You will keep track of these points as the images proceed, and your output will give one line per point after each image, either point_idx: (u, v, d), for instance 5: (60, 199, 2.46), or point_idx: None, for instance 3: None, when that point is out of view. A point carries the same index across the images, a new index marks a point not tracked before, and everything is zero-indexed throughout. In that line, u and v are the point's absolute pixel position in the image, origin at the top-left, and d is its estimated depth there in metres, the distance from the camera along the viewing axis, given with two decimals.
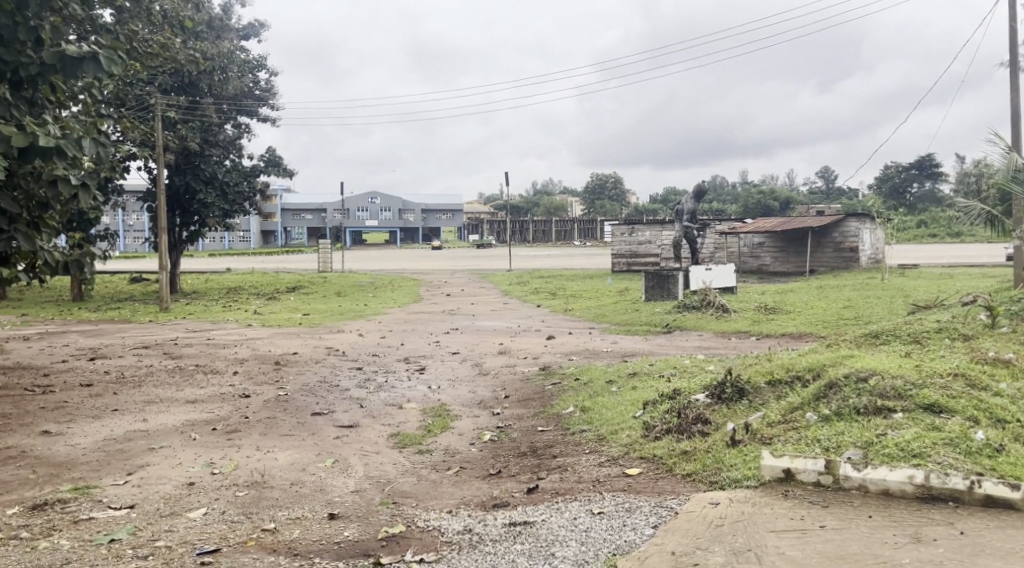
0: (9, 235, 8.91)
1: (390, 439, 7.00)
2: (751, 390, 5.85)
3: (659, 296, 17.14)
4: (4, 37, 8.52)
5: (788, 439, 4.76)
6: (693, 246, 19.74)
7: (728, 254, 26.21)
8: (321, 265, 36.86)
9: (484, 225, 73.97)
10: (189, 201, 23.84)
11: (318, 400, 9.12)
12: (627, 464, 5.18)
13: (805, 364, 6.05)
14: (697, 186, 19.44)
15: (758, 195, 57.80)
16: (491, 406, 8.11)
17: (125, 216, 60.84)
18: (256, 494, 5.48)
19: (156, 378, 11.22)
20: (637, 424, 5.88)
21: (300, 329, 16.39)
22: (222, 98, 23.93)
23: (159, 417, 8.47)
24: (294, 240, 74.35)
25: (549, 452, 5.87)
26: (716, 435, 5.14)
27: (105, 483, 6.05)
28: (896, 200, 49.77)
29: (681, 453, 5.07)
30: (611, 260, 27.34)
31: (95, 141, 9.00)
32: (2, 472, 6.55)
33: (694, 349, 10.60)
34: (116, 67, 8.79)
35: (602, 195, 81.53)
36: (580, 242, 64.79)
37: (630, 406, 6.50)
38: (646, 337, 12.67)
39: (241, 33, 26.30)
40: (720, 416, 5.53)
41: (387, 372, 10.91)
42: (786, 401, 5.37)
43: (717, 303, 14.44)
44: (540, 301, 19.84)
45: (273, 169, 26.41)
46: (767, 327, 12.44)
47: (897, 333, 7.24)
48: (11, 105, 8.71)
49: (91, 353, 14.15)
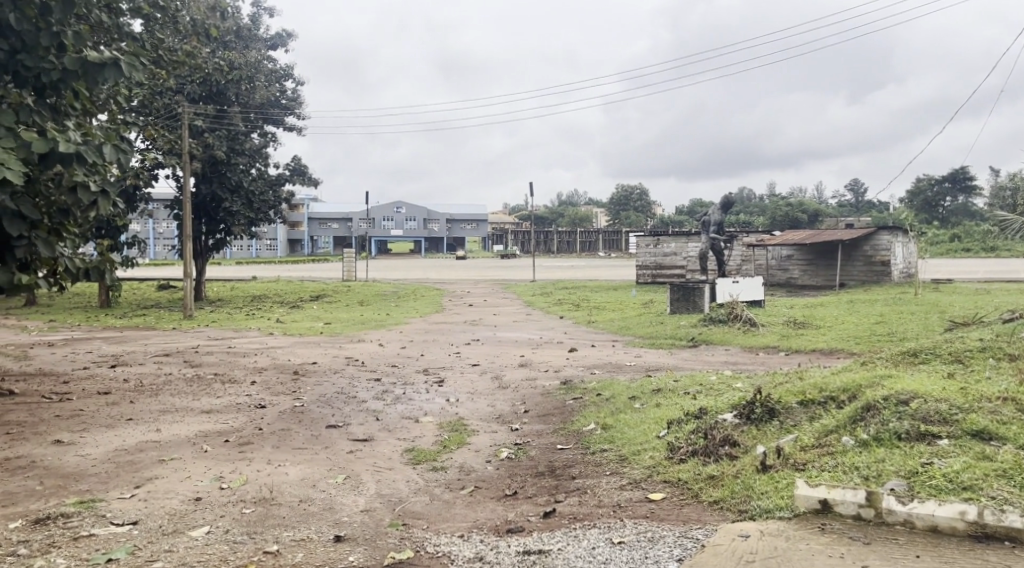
0: (29, 241, 8.82)
1: (404, 455, 6.77)
2: (782, 411, 5.56)
3: (684, 308, 16.81)
4: (28, 43, 8.49)
5: (823, 465, 4.46)
6: (720, 258, 19.38)
7: (755, 266, 25.80)
8: (346, 274, 36.86)
9: (509, 235, 73.80)
10: (215, 209, 23.90)
11: (334, 411, 8.93)
12: (650, 488, 4.90)
13: (839, 384, 5.73)
14: (724, 197, 19.10)
15: (786, 208, 57.11)
16: (510, 422, 7.85)
17: (155, 224, 61.51)
18: (262, 511, 5.28)
19: (175, 387, 11.11)
20: (660, 445, 5.60)
21: (321, 338, 16.25)
22: (249, 107, 23.98)
23: (173, 427, 8.33)
24: (320, 248, 74.71)
25: (568, 472, 5.61)
26: (744, 459, 4.85)
27: (111, 496, 5.89)
28: (928, 213, 48.94)
29: (707, 479, 4.79)
30: (636, 272, 27.05)
31: (116, 147, 8.91)
32: (10, 483, 6.41)
33: (721, 364, 10.29)
34: (138, 73, 8.70)
35: (627, 205, 81.17)
36: (606, 253, 64.44)
37: (654, 425, 6.21)
38: (671, 351, 12.35)
39: (269, 43, 26.41)
40: (749, 438, 5.24)
41: (405, 383, 10.70)
42: (820, 424, 5.07)
43: (745, 316, 14.09)
44: (563, 313, 19.57)
45: (298, 178, 26.44)
46: (797, 341, 12.07)
47: (938, 352, 6.87)
48: (34, 111, 8.65)
49: (112, 360, 14.10)
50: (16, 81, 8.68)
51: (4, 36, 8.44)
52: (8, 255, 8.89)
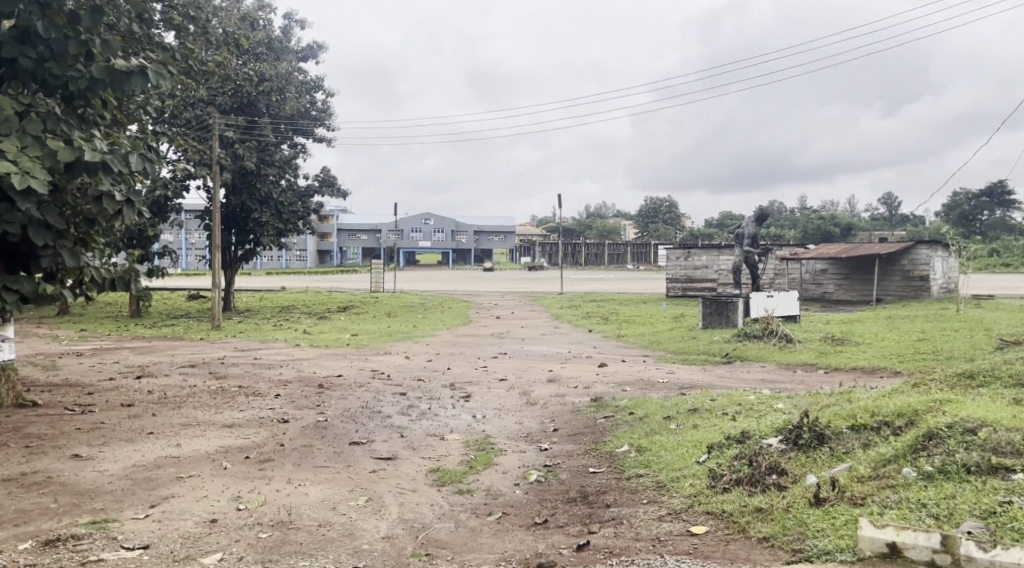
0: (54, 251, 8.68)
1: (429, 475, 6.48)
2: (833, 436, 5.18)
3: (717, 322, 16.37)
4: (56, 52, 8.38)
5: (885, 501, 4.12)
6: (754, 272, 18.89)
7: (789, 280, 25.30)
8: (374, 285, 36.83)
9: (537, 247, 73.55)
10: (245, 220, 23.90)
11: (357, 427, 8.67)
12: (692, 520, 4.58)
13: (893, 407, 5.34)
14: (758, 209, 18.64)
15: (818, 221, 56.26)
16: (539, 441, 7.54)
17: (186, 234, 62.20)
18: (278, 537, 5.04)
19: (198, 399, 10.93)
20: (701, 471, 5.25)
21: (347, 350, 16.06)
22: (279, 117, 23.96)
23: (193, 442, 8.11)
24: (349, 259, 75.05)
25: (602, 499, 5.28)
26: (796, 491, 4.50)
27: (125, 516, 5.68)
28: (965, 228, 47.88)
29: (755, 511, 4.44)
30: (666, 285, 26.64)
31: (143, 157, 8.78)
32: (24, 500, 6.22)
33: (758, 382, 9.90)
34: (165, 82, 8.61)
35: (656, 218, 80.65)
36: (634, 266, 63.88)
37: (693, 449, 5.86)
38: (705, 368, 11.94)
39: (300, 54, 26.47)
40: (797, 467, 4.89)
41: (431, 398, 10.42)
42: (877, 452, 4.71)
43: (780, 332, 13.65)
44: (592, 326, 19.19)
45: (327, 190, 26.40)
46: (837, 359, 11.63)
47: (997, 374, 6.45)
48: (62, 120, 8.50)
49: (138, 370, 14.01)
50: (44, 90, 8.55)
51: (33, 45, 8.34)
52: (33, 265, 8.76)
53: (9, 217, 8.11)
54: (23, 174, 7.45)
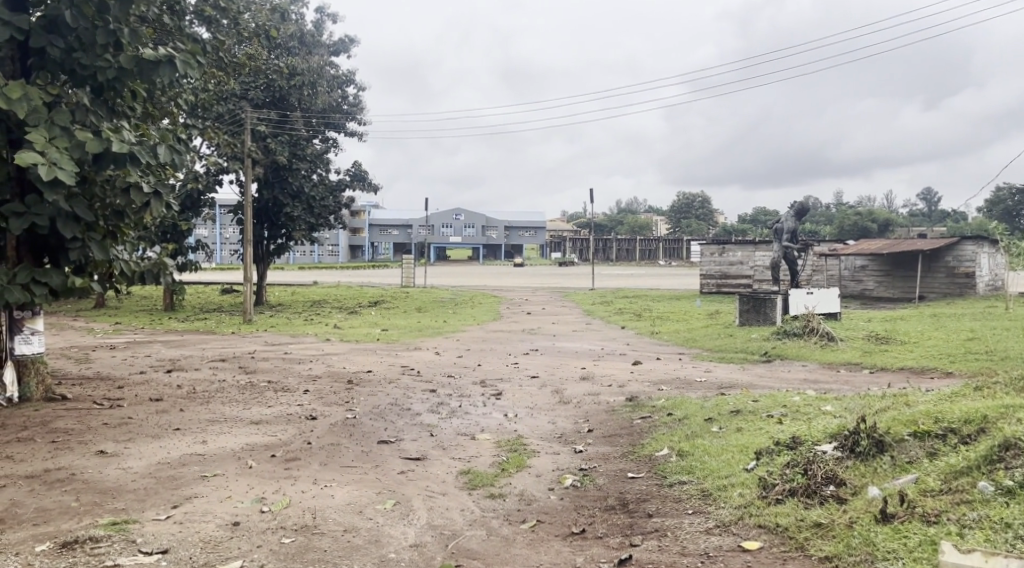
0: (82, 243, 8.49)
1: (460, 477, 6.22)
2: (894, 444, 4.83)
3: (755, 320, 15.91)
4: (84, 42, 8.18)
5: (963, 520, 3.80)
6: (793, 268, 18.35)
7: (828, 277, 24.86)
8: (404, 280, 36.72)
9: (568, 243, 73.18)
10: (277, 214, 23.85)
11: (386, 425, 8.43)
12: (743, 533, 4.30)
13: (960, 413, 4.97)
14: (797, 204, 18.08)
15: (855, 217, 55.10)
16: (574, 442, 7.24)
17: (221, 228, 62.82)
18: (302, 542, 4.83)
19: (226, 394, 10.78)
20: (750, 480, 4.90)
21: (377, 346, 15.89)
22: (311, 112, 23.81)
23: (219, 439, 7.92)
24: (380, 255, 75.30)
25: (643, 507, 4.97)
26: (858, 505, 4.21)
27: (146, 517, 5.48)
28: (1009, 223, 46.61)
29: (813, 527, 4.16)
30: (700, 281, 26.10)
31: (172, 148, 8.62)
32: (46, 498, 6.07)
33: (800, 382, 9.50)
34: (193, 72, 8.48)
35: (689, 213, 79.84)
36: (666, 262, 63.19)
37: (739, 455, 5.53)
38: (744, 367, 11.53)
39: (332, 49, 26.39)
40: (856, 478, 4.57)
41: (461, 396, 10.15)
42: (947, 463, 4.37)
43: (822, 330, 13.19)
44: (625, 322, 18.85)
45: (358, 184, 26.27)
46: (882, 358, 11.16)
47: None
48: (90, 111, 8.32)
49: (169, 364, 13.94)
50: (74, 82, 8.40)
51: (61, 34, 8.16)
52: (62, 257, 8.65)
53: (39, 209, 8.00)
54: (50, 165, 7.35)
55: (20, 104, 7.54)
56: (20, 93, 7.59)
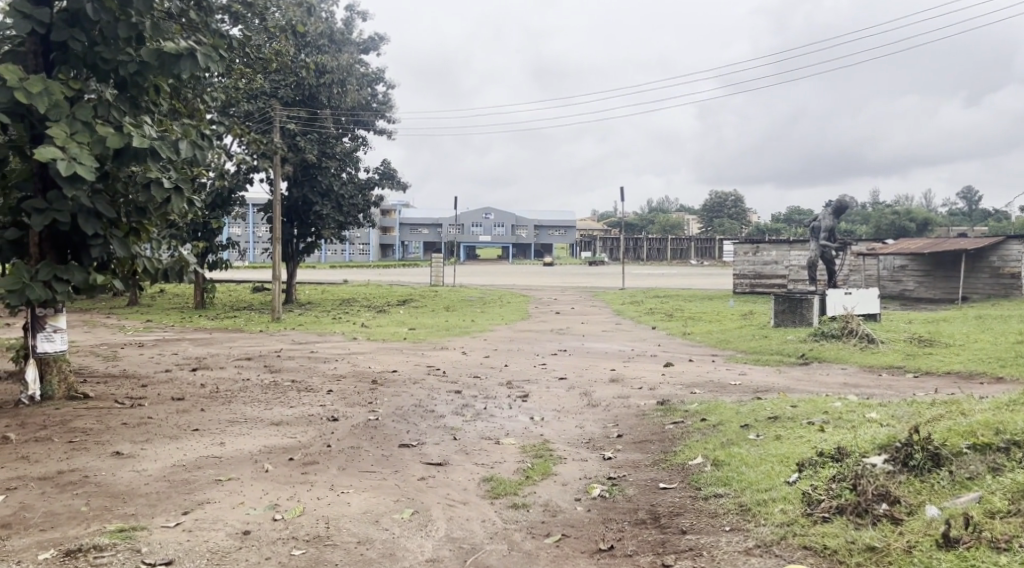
0: (104, 241, 8.32)
1: (482, 484, 5.93)
2: (952, 457, 4.45)
3: (791, 321, 15.41)
4: (106, 36, 8.00)
5: None
6: (831, 268, 17.75)
7: (865, 277, 24.30)
8: (433, 278, 36.58)
9: (598, 242, 72.62)
10: (306, 212, 23.74)
11: (408, 427, 8.16)
12: (787, 555, 3.96)
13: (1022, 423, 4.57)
14: (836, 201, 17.49)
15: (892, 217, 54.04)
16: (602, 448, 6.91)
17: (254, 226, 63.30)
18: (314, 556, 4.60)
19: (248, 394, 10.60)
20: (794, 495, 4.54)
21: (404, 344, 15.67)
22: (341, 109, 23.62)
23: (237, 441, 7.72)
24: (410, 254, 75.40)
25: (677, 523, 4.64)
26: (916, 528, 3.87)
27: (154, 524, 5.26)
28: None
29: (866, 551, 3.83)
30: (733, 281, 25.56)
31: (194, 144, 8.34)
32: (57, 502, 5.88)
33: (840, 386, 9.06)
34: (216, 66, 8.24)
35: (720, 212, 78.96)
36: (698, 261, 62.47)
37: (779, 466, 5.17)
38: (780, 369, 11.10)
39: (361, 46, 26.28)
40: (910, 494, 4.21)
41: (486, 397, 9.83)
42: (1014, 480, 4.01)
43: (861, 331, 12.69)
44: (656, 323, 18.41)
45: (387, 182, 26.08)
46: (927, 362, 10.65)
47: None
48: (113, 106, 8.12)
49: (194, 363, 13.80)
50: (97, 76, 8.21)
51: (84, 29, 7.98)
52: (84, 256, 8.48)
53: (61, 205, 7.84)
54: (70, 161, 7.15)
55: (40, 99, 7.36)
56: (41, 87, 7.41)
